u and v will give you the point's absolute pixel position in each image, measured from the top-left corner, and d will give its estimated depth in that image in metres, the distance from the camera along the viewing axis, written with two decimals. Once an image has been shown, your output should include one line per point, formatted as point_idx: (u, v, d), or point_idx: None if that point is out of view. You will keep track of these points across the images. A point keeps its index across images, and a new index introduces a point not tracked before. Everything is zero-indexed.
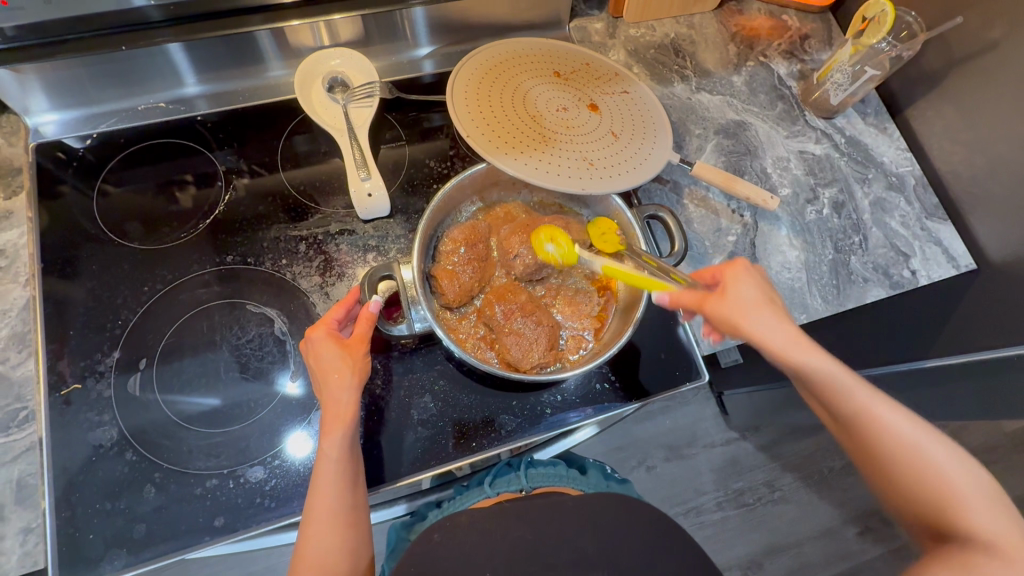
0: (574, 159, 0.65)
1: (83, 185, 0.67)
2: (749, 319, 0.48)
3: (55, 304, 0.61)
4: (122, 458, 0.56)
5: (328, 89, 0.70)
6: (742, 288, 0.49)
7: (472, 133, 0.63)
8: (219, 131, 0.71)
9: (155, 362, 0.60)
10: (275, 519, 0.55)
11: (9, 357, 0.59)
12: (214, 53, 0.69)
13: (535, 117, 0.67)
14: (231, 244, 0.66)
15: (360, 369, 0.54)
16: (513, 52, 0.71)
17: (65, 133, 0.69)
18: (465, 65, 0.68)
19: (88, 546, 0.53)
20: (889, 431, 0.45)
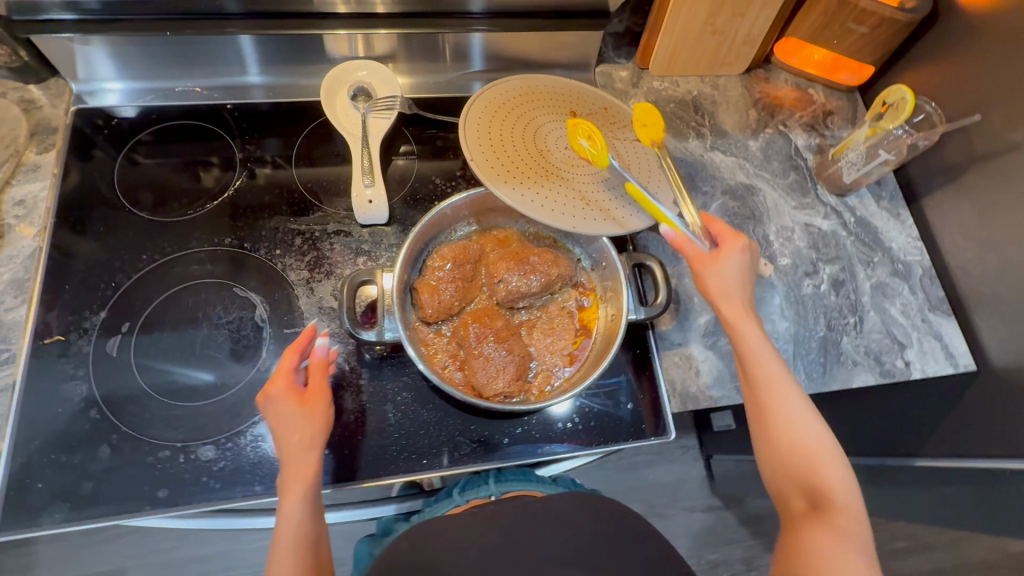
0: (572, 196, 0.66)
1: (110, 153, 0.71)
2: (730, 278, 0.59)
3: (59, 257, 0.64)
4: (85, 414, 0.58)
5: (352, 97, 0.74)
6: (739, 259, 0.59)
7: (477, 159, 0.65)
8: (244, 121, 0.75)
9: (137, 328, 0.62)
10: (217, 499, 0.56)
11: (5, 301, 0.62)
12: (272, 49, 0.72)
13: (542, 151, 0.68)
14: (233, 227, 0.68)
15: (323, 420, 0.55)
16: (535, 85, 0.74)
17: (126, 102, 0.73)
18: (485, 93, 0.70)
19: (35, 495, 0.55)
20: (796, 425, 0.55)
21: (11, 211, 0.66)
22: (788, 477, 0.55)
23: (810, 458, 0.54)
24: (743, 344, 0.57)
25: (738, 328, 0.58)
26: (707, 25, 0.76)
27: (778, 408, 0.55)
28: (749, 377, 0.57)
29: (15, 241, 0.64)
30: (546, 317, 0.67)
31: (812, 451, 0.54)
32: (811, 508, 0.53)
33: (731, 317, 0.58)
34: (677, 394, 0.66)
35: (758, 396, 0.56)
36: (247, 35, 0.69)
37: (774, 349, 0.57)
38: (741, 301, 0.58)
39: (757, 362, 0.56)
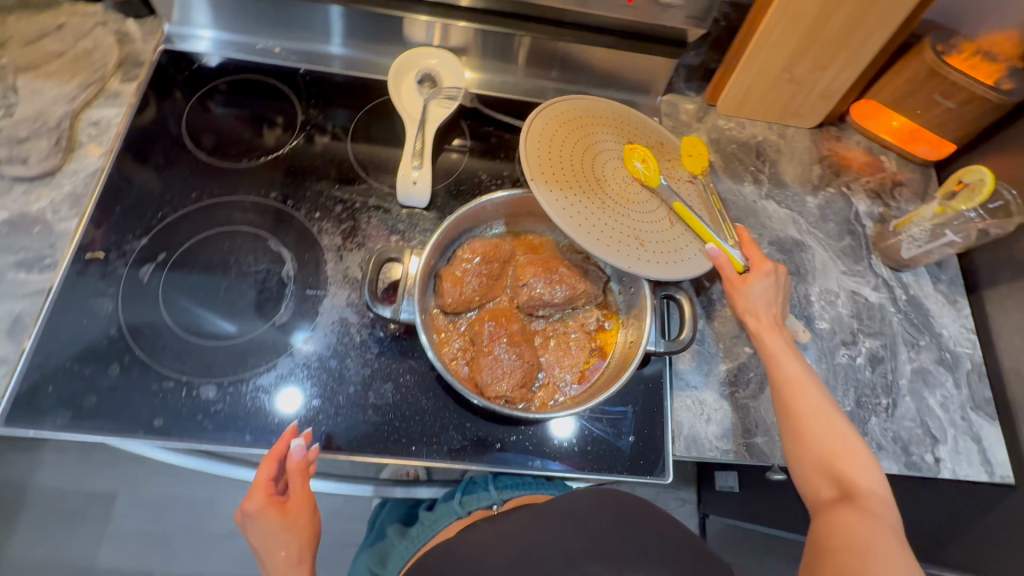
0: (626, 234, 0.62)
1: (187, 94, 0.75)
2: (752, 303, 0.64)
3: (116, 180, 0.67)
4: (106, 330, 0.60)
5: (419, 81, 0.75)
6: (764, 282, 0.64)
7: (536, 184, 0.61)
8: (314, 86, 0.77)
9: (171, 260, 0.64)
10: (207, 440, 0.57)
11: (61, 210, 0.64)
12: (358, 24, 0.75)
13: (597, 180, 0.64)
14: (281, 183, 0.70)
15: (307, 519, 0.58)
16: (586, 104, 0.70)
17: (213, 50, 0.77)
18: (542, 110, 0.66)
19: (43, 397, 0.57)
20: (826, 412, 0.56)
21: (86, 128, 0.69)
22: (820, 453, 0.55)
23: (846, 451, 0.54)
24: (767, 342, 0.61)
25: (767, 336, 0.62)
26: (785, 73, 0.75)
27: (809, 398, 0.57)
28: (776, 366, 0.60)
29: (82, 157, 0.67)
30: (563, 330, 0.66)
31: (845, 439, 0.55)
32: (841, 498, 0.53)
33: (763, 328, 0.63)
34: (682, 436, 0.63)
35: (787, 367, 0.59)
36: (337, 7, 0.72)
37: (796, 351, 0.61)
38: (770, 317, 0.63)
39: (781, 360, 0.60)
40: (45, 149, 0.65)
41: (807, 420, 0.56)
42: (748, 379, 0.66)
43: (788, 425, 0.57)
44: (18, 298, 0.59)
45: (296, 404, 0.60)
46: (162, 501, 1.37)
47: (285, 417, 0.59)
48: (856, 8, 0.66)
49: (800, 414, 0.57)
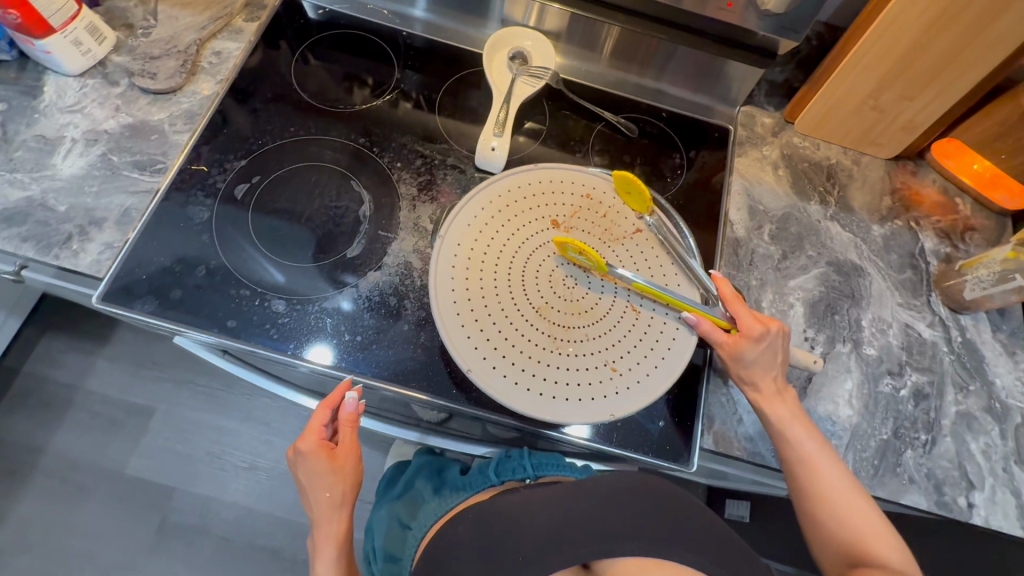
0: (593, 362, 0.60)
1: (298, 39, 0.81)
2: (753, 371, 0.59)
3: (226, 105, 0.73)
4: (199, 235, 0.66)
5: (510, 58, 0.79)
6: (759, 349, 0.58)
7: (475, 366, 0.58)
8: (412, 50, 0.82)
9: (263, 183, 0.70)
10: (269, 347, 0.62)
11: (177, 124, 0.71)
12: None
13: (540, 309, 0.61)
14: (370, 132, 0.76)
15: (351, 467, 0.64)
16: (521, 198, 0.67)
17: None
18: (471, 247, 0.63)
19: (137, 283, 0.63)
20: (845, 491, 0.56)
21: (207, 57, 0.76)
22: (845, 539, 0.54)
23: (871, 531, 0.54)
24: (780, 416, 0.58)
25: (775, 409, 0.59)
26: (870, 99, 0.75)
27: (829, 484, 0.55)
28: (790, 445, 0.58)
29: (201, 81, 0.74)
30: None
31: (866, 512, 0.55)
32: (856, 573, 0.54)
33: (764, 396, 0.59)
34: (710, 430, 0.64)
35: (805, 448, 0.57)
36: None
37: (807, 421, 0.59)
38: (769, 380, 0.59)
39: (795, 440, 0.58)
40: (173, 69, 0.72)
41: (829, 502, 0.55)
42: None
43: (813, 508, 0.56)
44: (129, 193, 0.66)
45: (328, 358, 0.62)
46: (193, 425, 1.45)
47: (317, 361, 0.62)
48: (954, 42, 0.66)
49: (823, 499, 0.55)
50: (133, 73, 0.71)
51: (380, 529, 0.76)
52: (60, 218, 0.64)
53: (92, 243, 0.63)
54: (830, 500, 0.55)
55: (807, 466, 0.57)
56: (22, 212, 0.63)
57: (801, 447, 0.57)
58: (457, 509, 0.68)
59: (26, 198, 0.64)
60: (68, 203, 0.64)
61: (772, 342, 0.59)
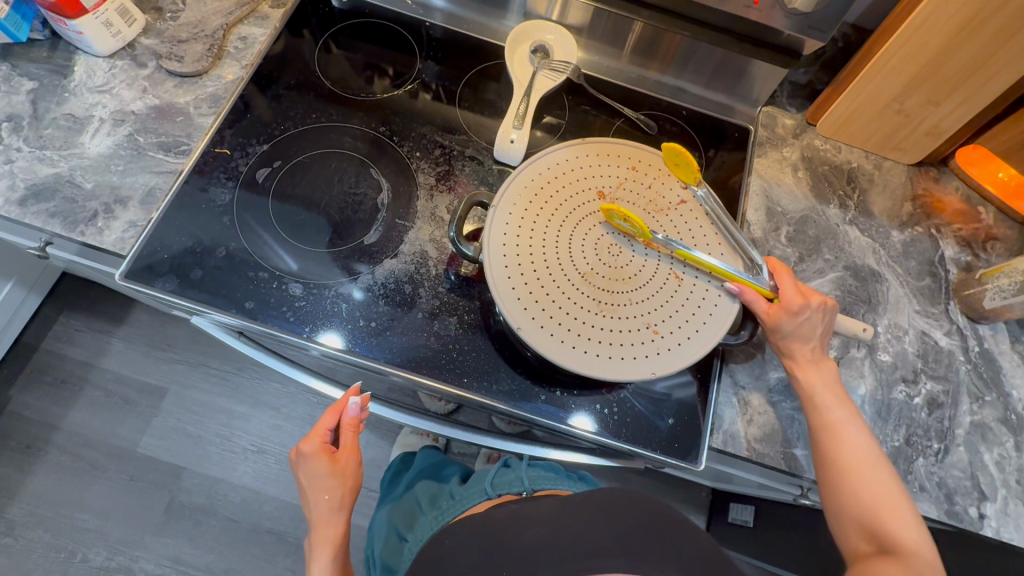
0: (636, 326, 0.60)
1: (322, 27, 0.82)
2: (790, 340, 0.59)
3: (250, 90, 0.74)
4: (220, 218, 0.67)
5: (532, 52, 0.79)
6: (804, 318, 0.58)
7: (524, 325, 0.58)
8: (434, 41, 0.83)
9: (283, 169, 0.71)
10: (285, 329, 0.63)
11: (202, 107, 0.72)
12: None
13: (584, 274, 0.61)
14: (390, 121, 0.76)
15: (349, 469, 0.68)
16: (568, 167, 0.66)
17: None
18: (524, 212, 0.63)
19: (158, 262, 0.64)
20: (869, 461, 0.55)
21: (233, 42, 0.77)
22: (861, 509, 0.54)
23: (884, 506, 0.54)
24: (813, 384, 0.58)
25: (808, 377, 0.59)
26: (894, 102, 0.74)
27: (851, 452, 0.55)
28: (818, 412, 0.58)
29: (227, 66, 0.75)
30: None
31: (883, 488, 0.54)
32: (877, 552, 0.53)
33: (800, 364, 0.59)
34: (720, 429, 0.64)
35: (832, 418, 0.57)
36: None
37: (840, 393, 0.59)
38: (807, 348, 0.59)
39: (825, 409, 0.58)
40: (199, 53, 0.73)
41: (851, 472, 0.55)
42: None
43: (832, 476, 0.56)
44: (154, 173, 0.67)
45: (337, 343, 0.63)
46: (203, 407, 1.47)
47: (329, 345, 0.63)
48: (984, 47, 0.65)
49: (843, 468, 0.55)
50: (160, 55, 0.72)
51: (380, 531, 0.80)
52: (87, 195, 0.65)
53: (116, 221, 0.64)
54: (851, 468, 0.55)
55: (832, 433, 0.57)
56: (50, 188, 0.65)
57: (828, 413, 0.57)
58: (451, 520, 0.69)
59: (54, 174, 0.65)
60: (94, 181, 0.66)
61: (815, 314, 0.59)
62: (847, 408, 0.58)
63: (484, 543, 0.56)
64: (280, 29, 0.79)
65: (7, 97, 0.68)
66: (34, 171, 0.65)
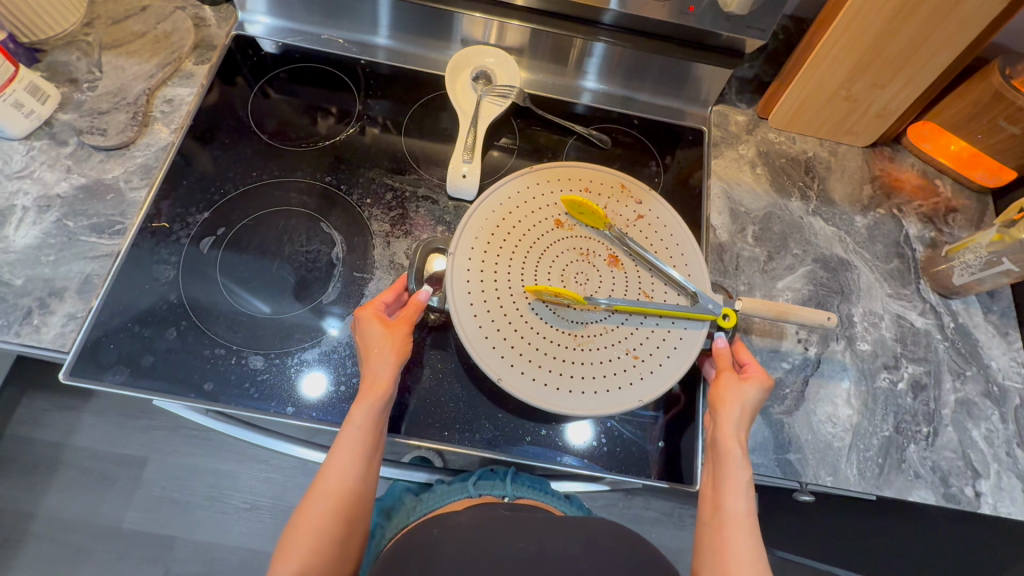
0: (613, 355, 0.58)
1: (253, 78, 0.78)
2: (736, 405, 0.55)
3: (184, 155, 0.71)
4: (166, 296, 0.64)
5: (473, 79, 0.77)
6: (756, 390, 0.56)
7: (503, 374, 0.56)
8: (373, 78, 0.80)
9: (229, 234, 0.68)
10: (250, 407, 0.60)
11: (133, 181, 0.68)
12: (403, 16, 0.77)
13: (554, 310, 0.59)
14: (336, 169, 0.73)
15: (399, 347, 0.57)
16: (523, 199, 0.64)
17: (262, 34, 0.80)
18: (485, 251, 0.61)
19: (104, 353, 0.60)
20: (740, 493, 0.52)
21: (159, 106, 0.73)
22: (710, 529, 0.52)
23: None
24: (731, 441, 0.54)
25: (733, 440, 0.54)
26: (841, 89, 0.74)
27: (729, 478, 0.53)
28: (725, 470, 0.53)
29: (155, 132, 0.71)
30: None
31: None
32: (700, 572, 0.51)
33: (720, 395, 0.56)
34: None
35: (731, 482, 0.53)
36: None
37: (747, 423, 0.56)
38: (744, 415, 0.55)
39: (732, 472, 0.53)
40: (122, 123, 0.69)
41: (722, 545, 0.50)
42: (784, 396, 0.66)
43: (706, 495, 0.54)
44: (88, 259, 0.63)
45: (320, 388, 0.61)
46: (187, 472, 1.41)
47: (302, 408, 0.60)
48: (920, 28, 0.65)
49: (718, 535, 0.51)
50: (81, 131, 0.68)
51: None
52: (18, 292, 0.61)
53: (53, 315, 0.60)
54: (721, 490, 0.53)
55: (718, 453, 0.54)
56: None
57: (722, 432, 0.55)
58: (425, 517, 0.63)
59: None
60: (25, 276, 0.61)
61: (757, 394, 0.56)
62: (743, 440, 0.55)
63: (456, 540, 0.52)
64: (207, 84, 0.75)
65: None
66: None
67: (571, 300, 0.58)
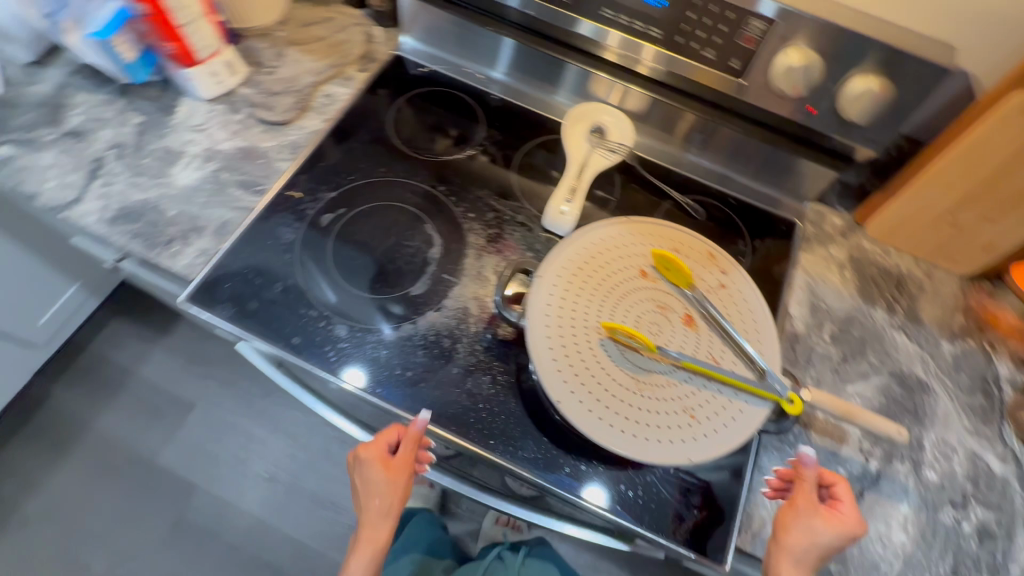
0: (672, 408, 0.58)
1: (399, 91, 0.89)
2: (807, 540, 0.55)
3: (327, 141, 0.81)
4: (282, 254, 0.72)
5: (589, 131, 0.83)
6: (832, 531, 0.56)
7: (563, 398, 0.58)
8: (499, 112, 0.89)
9: (346, 214, 0.76)
10: (325, 368, 0.65)
11: (282, 152, 0.78)
12: (536, 65, 0.85)
13: (624, 350, 0.61)
14: (449, 181, 0.81)
15: (398, 484, 0.65)
16: (614, 243, 0.68)
17: (414, 57, 0.91)
18: (569, 282, 0.64)
19: (220, 289, 0.68)
20: None
21: (317, 97, 0.84)
22: None
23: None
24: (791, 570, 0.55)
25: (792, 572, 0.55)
26: (948, 214, 0.74)
27: None
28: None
29: (309, 118, 0.82)
30: None
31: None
32: None
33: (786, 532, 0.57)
34: (748, 528, 0.61)
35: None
36: (523, 46, 0.82)
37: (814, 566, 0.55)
38: (812, 551, 0.55)
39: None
40: (288, 105, 0.81)
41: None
42: None
43: None
44: (229, 208, 0.73)
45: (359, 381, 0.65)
46: (225, 427, 1.50)
47: (370, 380, 0.65)
48: None
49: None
50: (254, 105, 0.80)
51: None
52: (169, 221, 0.71)
53: (190, 247, 0.69)
54: None
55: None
56: (137, 212, 0.71)
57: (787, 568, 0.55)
58: None
59: (144, 199, 0.72)
60: (177, 209, 0.72)
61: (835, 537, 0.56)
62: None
63: None
64: (360, 87, 0.86)
65: (118, 127, 0.77)
66: (128, 195, 0.72)
67: (643, 348, 0.60)
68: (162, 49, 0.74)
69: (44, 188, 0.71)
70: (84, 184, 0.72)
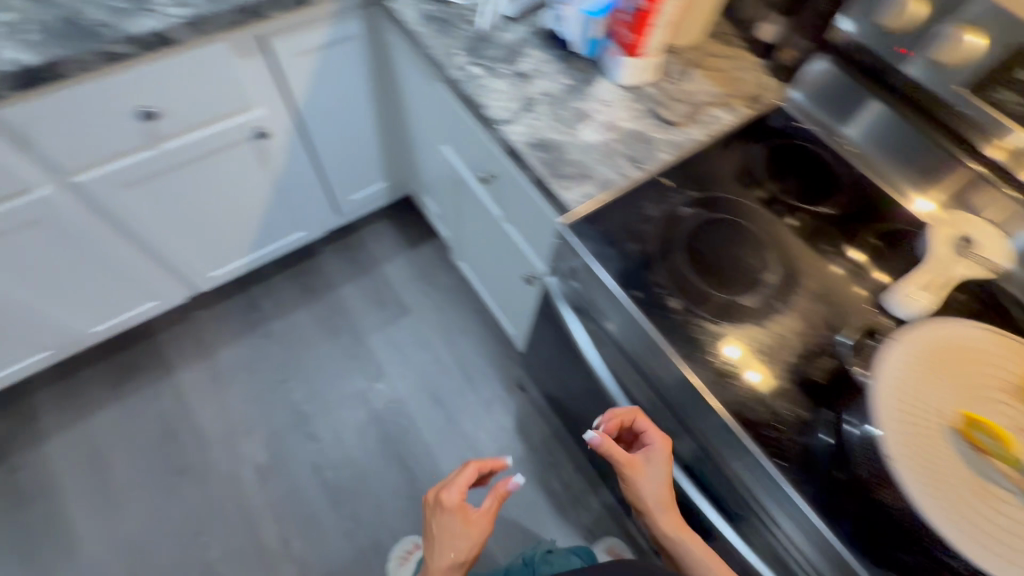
0: (1013, 527, 0.55)
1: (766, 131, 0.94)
2: (654, 487, 0.79)
3: (703, 150, 0.90)
4: (643, 222, 0.82)
5: (957, 236, 0.79)
6: (667, 468, 0.79)
7: (895, 456, 0.59)
8: (856, 186, 0.90)
9: (701, 215, 0.84)
10: (652, 327, 0.74)
11: (665, 145, 0.90)
12: (922, 159, 0.86)
13: (970, 448, 0.60)
14: (795, 227, 0.86)
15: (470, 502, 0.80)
16: (981, 348, 0.67)
17: (790, 109, 0.97)
18: (926, 360, 0.65)
19: (590, 228, 0.81)
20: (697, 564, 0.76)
21: (705, 115, 0.94)
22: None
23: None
24: (689, 551, 0.76)
25: (679, 536, 0.77)
26: None
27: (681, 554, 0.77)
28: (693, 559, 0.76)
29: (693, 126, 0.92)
30: None
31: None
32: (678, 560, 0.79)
33: (634, 466, 0.79)
34: None
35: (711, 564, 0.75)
36: (924, 138, 0.84)
37: (666, 492, 0.79)
38: (655, 495, 0.79)
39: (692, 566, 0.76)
40: (683, 113, 0.93)
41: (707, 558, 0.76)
42: None
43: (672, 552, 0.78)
44: (614, 170, 0.86)
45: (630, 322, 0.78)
46: (425, 342, 1.72)
47: (685, 354, 0.72)
48: None
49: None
50: (656, 101, 0.94)
51: None
52: (569, 162, 0.86)
53: (578, 187, 0.83)
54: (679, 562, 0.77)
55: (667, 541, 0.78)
56: (550, 146, 0.87)
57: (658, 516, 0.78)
58: None
59: (556, 139, 0.88)
60: (578, 155, 0.87)
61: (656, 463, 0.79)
62: (662, 495, 0.79)
63: None
64: (744, 120, 0.94)
65: (551, 81, 0.95)
66: (547, 132, 0.89)
67: (1000, 459, 0.58)
68: (620, 38, 0.90)
69: (493, 103, 0.91)
70: (520, 111, 0.90)
